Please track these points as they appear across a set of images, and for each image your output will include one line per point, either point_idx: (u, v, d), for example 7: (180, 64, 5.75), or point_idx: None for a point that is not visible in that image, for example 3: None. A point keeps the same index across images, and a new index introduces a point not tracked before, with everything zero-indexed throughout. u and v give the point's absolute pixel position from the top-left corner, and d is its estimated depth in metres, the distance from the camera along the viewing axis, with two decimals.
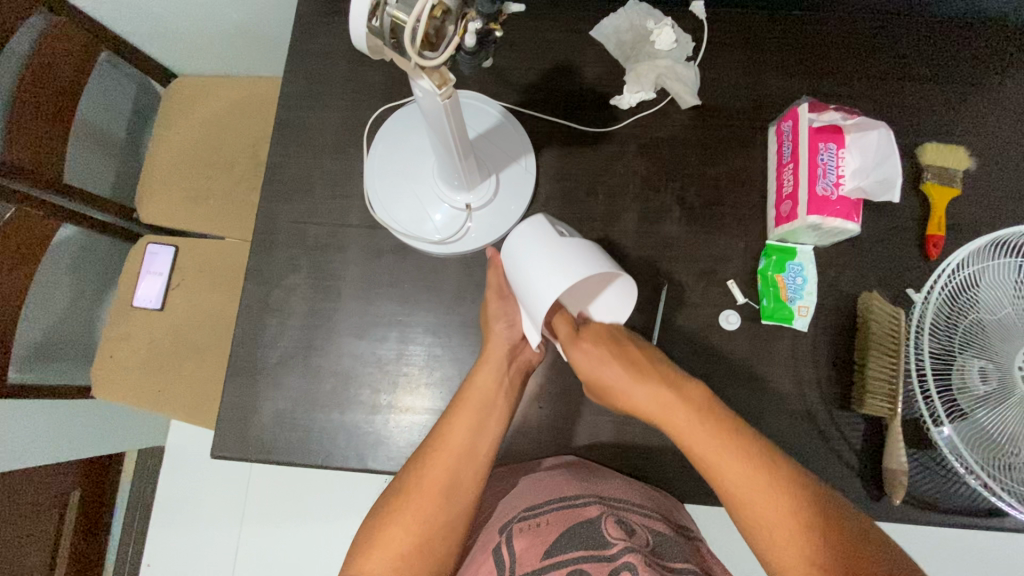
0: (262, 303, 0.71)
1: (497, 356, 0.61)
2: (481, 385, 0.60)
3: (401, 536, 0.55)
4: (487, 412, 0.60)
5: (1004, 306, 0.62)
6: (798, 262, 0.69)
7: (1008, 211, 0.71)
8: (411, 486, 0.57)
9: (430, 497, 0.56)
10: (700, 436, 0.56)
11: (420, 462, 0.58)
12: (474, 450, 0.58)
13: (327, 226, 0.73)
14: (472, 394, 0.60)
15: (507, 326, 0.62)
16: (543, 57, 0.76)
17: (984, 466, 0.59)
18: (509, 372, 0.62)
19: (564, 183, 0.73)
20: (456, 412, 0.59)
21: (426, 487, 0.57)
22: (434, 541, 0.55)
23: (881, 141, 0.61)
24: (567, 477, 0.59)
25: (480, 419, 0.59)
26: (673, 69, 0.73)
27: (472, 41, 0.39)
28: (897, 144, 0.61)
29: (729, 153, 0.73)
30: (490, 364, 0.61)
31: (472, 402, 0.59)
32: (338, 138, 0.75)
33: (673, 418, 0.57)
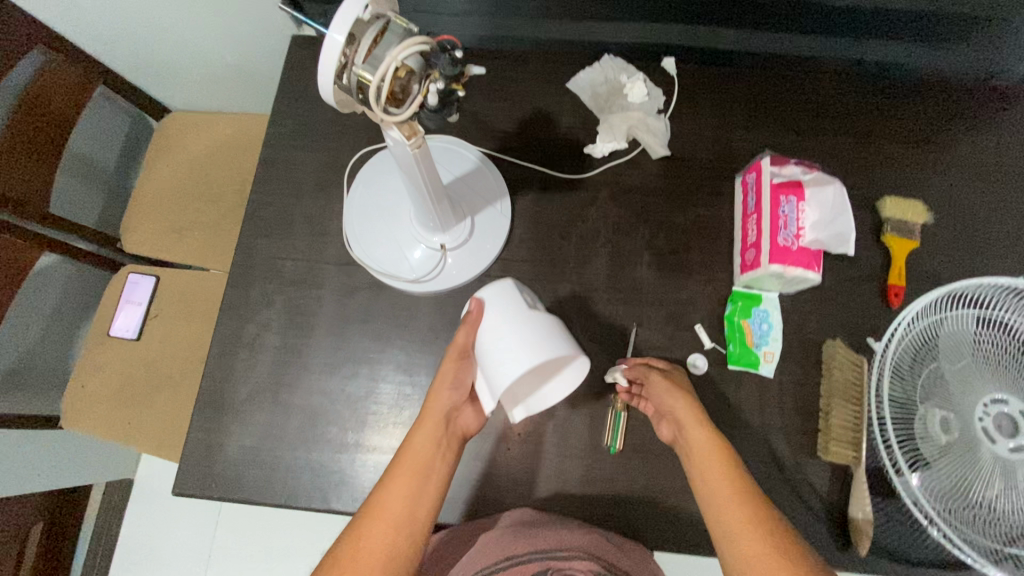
0: (235, 338, 0.71)
1: (436, 420, 0.60)
2: (419, 447, 0.58)
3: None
4: (425, 475, 0.58)
5: (963, 357, 0.65)
6: (764, 308, 0.71)
7: (965, 263, 0.73)
8: (353, 554, 0.53)
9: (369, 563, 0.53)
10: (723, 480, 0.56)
11: (355, 531, 0.54)
12: (415, 515, 0.56)
13: (304, 262, 0.74)
14: (409, 456, 0.58)
15: (456, 388, 0.61)
16: (521, 106, 0.80)
17: (946, 517, 0.60)
18: (446, 432, 0.61)
19: (539, 226, 0.76)
20: (393, 477, 0.57)
21: (364, 560, 0.53)
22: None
23: (836, 197, 0.65)
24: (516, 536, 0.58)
25: (419, 481, 0.57)
26: (645, 120, 0.77)
27: (435, 100, 0.42)
28: (849, 200, 0.65)
29: (698, 202, 0.76)
30: (427, 425, 0.60)
31: (411, 466, 0.57)
32: (320, 177, 0.77)
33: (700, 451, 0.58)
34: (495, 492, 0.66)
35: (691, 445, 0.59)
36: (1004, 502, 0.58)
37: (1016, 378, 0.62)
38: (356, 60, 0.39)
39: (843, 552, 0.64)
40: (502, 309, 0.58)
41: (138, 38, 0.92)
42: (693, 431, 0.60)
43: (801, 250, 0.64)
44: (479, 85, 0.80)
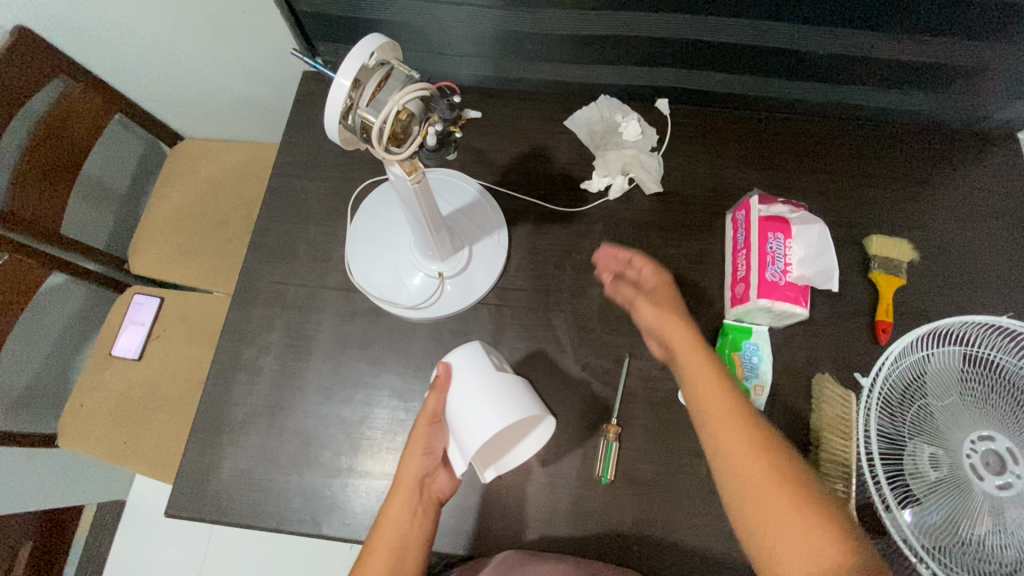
0: (235, 361, 0.73)
1: (406, 492, 0.62)
2: (391, 519, 0.61)
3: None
4: (402, 546, 0.61)
5: (949, 393, 0.66)
6: (754, 341, 0.71)
7: (952, 301, 0.75)
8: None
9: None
10: (719, 404, 0.58)
11: None
12: None
13: (305, 287, 0.76)
14: (383, 531, 0.61)
15: (427, 454, 0.63)
16: (520, 142, 0.84)
17: (937, 554, 0.60)
18: (420, 500, 0.62)
19: (535, 257, 0.78)
20: (374, 547, 0.61)
21: None
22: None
23: (821, 235, 0.67)
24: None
25: (398, 549, 0.60)
26: (638, 158, 0.80)
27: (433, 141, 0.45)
28: (832, 239, 0.67)
29: (690, 236, 0.78)
30: (398, 497, 0.62)
31: (385, 539, 0.60)
32: (324, 206, 0.80)
33: (697, 379, 0.60)
34: (485, 520, 0.66)
35: (684, 365, 0.62)
36: (992, 540, 0.59)
37: (1002, 414, 0.64)
38: (361, 103, 0.42)
39: None
40: (470, 372, 0.60)
41: (156, 70, 0.97)
42: (687, 356, 0.62)
43: (789, 285, 0.66)
44: (481, 122, 0.84)
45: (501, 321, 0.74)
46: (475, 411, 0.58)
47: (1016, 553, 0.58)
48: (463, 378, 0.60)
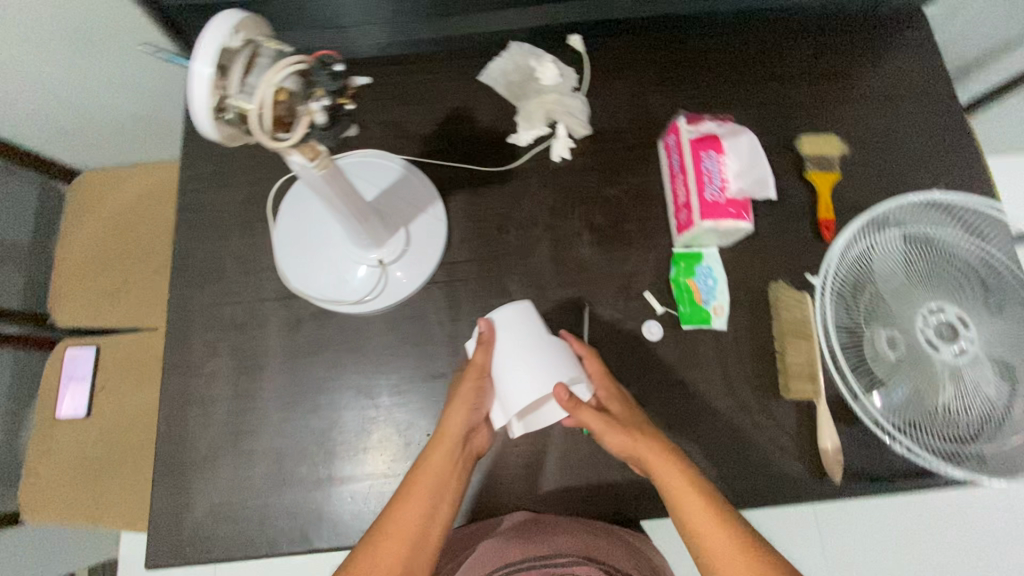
0: (183, 396, 0.69)
1: (453, 439, 0.60)
2: (435, 465, 0.59)
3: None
4: (440, 496, 0.58)
5: (895, 276, 0.69)
6: (706, 265, 0.72)
7: (886, 186, 0.76)
8: (365, 555, 0.54)
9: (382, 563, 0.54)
10: (708, 529, 0.55)
11: (370, 547, 0.55)
12: (427, 537, 0.56)
13: (242, 304, 0.72)
14: (424, 478, 0.58)
15: (474, 409, 0.60)
16: (437, 108, 0.79)
17: (904, 428, 0.65)
18: (462, 453, 0.61)
19: (475, 224, 0.75)
20: (410, 491, 0.57)
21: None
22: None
23: (750, 146, 0.68)
24: (512, 540, 0.61)
25: (432, 498, 0.57)
26: (561, 101, 0.77)
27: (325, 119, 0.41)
28: (761, 149, 0.68)
29: (627, 172, 0.77)
30: (444, 444, 0.59)
31: (425, 484, 0.58)
32: (244, 214, 0.75)
33: (681, 504, 0.56)
34: (476, 495, 0.66)
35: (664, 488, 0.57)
36: (948, 404, 0.64)
37: (940, 288, 0.68)
38: (233, 91, 0.37)
39: (821, 483, 0.66)
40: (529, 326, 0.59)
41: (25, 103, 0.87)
42: (665, 478, 0.57)
43: (729, 202, 0.65)
44: (392, 95, 0.80)
45: (454, 296, 0.72)
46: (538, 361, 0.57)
47: (967, 411, 0.64)
48: (520, 330, 0.59)
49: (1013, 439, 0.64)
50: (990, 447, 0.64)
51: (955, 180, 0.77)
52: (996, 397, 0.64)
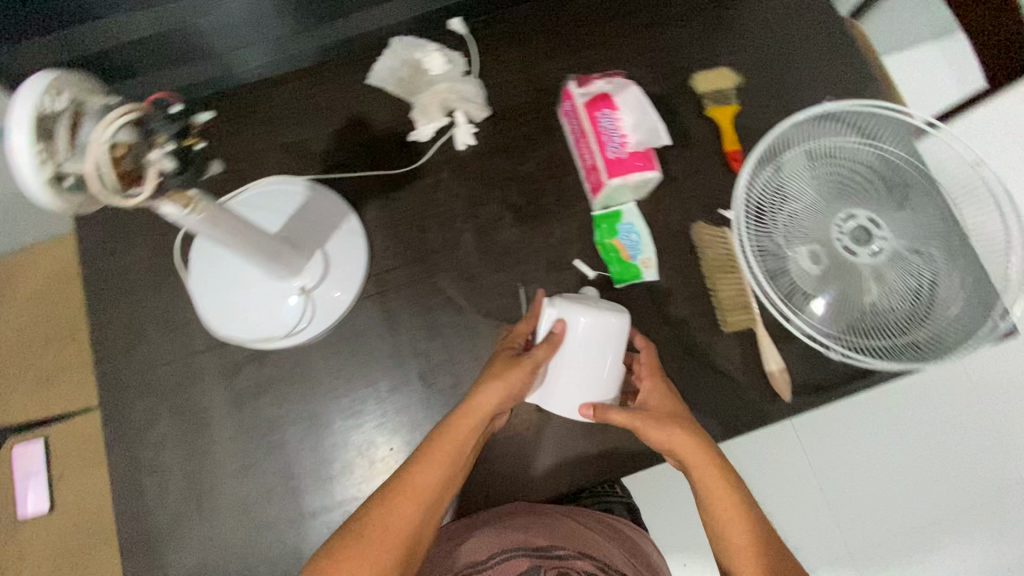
0: (134, 469, 0.67)
1: (480, 412, 0.59)
2: (458, 434, 0.58)
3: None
4: (456, 464, 0.58)
5: (806, 192, 0.70)
6: (627, 222, 0.72)
7: (784, 107, 0.78)
8: (371, 518, 0.53)
9: (389, 530, 0.53)
10: (729, 513, 0.57)
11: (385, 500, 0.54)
12: (438, 500, 0.56)
13: (174, 363, 0.70)
14: (446, 443, 0.57)
15: (508, 396, 0.59)
16: (331, 120, 0.77)
17: (839, 336, 0.67)
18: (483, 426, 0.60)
19: (394, 229, 0.73)
20: (428, 456, 0.57)
21: (389, 536, 0.53)
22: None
23: (637, 97, 0.67)
24: (509, 528, 0.62)
25: (447, 472, 0.57)
26: (455, 89, 0.75)
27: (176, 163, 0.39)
28: (648, 98, 0.67)
29: (535, 146, 0.76)
30: (468, 416, 0.58)
31: (444, 451, 0.57)
32: (155, 271, 0.72)
33: (711, 489, 0.58)
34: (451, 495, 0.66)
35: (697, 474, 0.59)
36: (873, 303, 0.67)
37: (848, 195, 0.70)
38: (64, 156, 0.35)
39: (773, 405, 0.68)
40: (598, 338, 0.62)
41: None
42: (700, 467, 0.58)
43: (632, 156, 0.66)
44: (284, 118, 0.77)
45: (388, 306, 0.71)
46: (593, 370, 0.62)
47: (892, 306, 0.67)
48: (590, 336, 0.61)
49: (936, 324, 0.67)
50: (919, 335, 0.67)
51: (847, 89, 0.79)
52: (915, 287, 0.68)
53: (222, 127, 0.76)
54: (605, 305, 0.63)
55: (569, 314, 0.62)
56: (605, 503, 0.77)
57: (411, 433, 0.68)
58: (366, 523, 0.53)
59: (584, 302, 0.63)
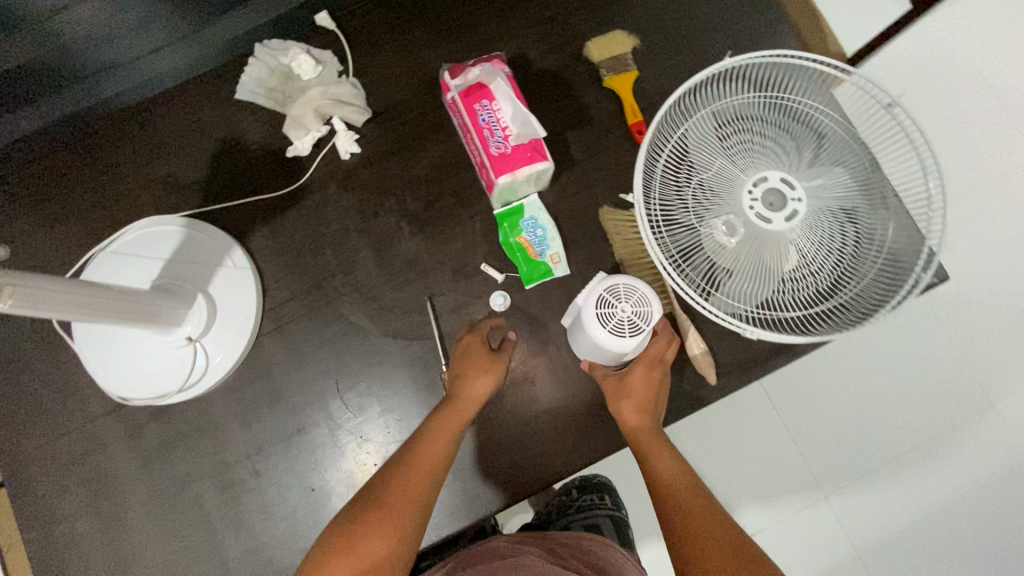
0: (51, 548, 0.64)
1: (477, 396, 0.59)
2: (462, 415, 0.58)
3: (377, 539, 0.47)
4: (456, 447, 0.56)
5: (715, 159, 0.65)
6: (531, 217, 0.67)
7: (688, 66, 0.72)
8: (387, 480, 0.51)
9: (411, 489, 0.51)
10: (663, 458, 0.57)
11: (396, 475, 0.51)
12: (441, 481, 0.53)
13: (73, 433, 0.66)
14: (449, 424, 0.56)
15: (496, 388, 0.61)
16: (201, 145, 0.70)
17: (758, 311, 0.63)
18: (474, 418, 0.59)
19: (286, 256, 0.69)
20: (433, 435, 0.55)
21: (401, 508, 0.49)
22: (389, 558, 0.47)
23: (508, 87, 0.61)
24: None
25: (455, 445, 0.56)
26: (328, 94, 0.69)
27: None
28: (515, 91, 0.61)
29: (426, 145, 0.70)
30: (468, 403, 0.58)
31: (448, 430, 0.56)
32: (38, 337, 0.67)
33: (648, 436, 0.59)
34: None
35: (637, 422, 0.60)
36: (791, 270, 0.63)
37: (761, 155, 0.64)
38: None
39: (700, 389, 0.66)
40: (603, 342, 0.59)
41: None
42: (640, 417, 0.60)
43: (518, 149, 0.60)
44: (146, 149, 0.70)
45: (290, 339, 0.67)
46: (591, 348, 0.61)
47: (811, 270, 0.64)
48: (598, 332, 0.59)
49: (859, 283, 0.64)
50: (842, 297, 0.64)
51: (750, 39, 0.73)
52: (835, 246, 0.64)
53: (82, 169, 0.69)
54: (626, 326, 0.58)
55: (589, 318, 0.59)
56: (591, 519, 0.75)
57: (331, 469, 0.65)
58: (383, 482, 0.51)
59: (608, 312, 0.58)
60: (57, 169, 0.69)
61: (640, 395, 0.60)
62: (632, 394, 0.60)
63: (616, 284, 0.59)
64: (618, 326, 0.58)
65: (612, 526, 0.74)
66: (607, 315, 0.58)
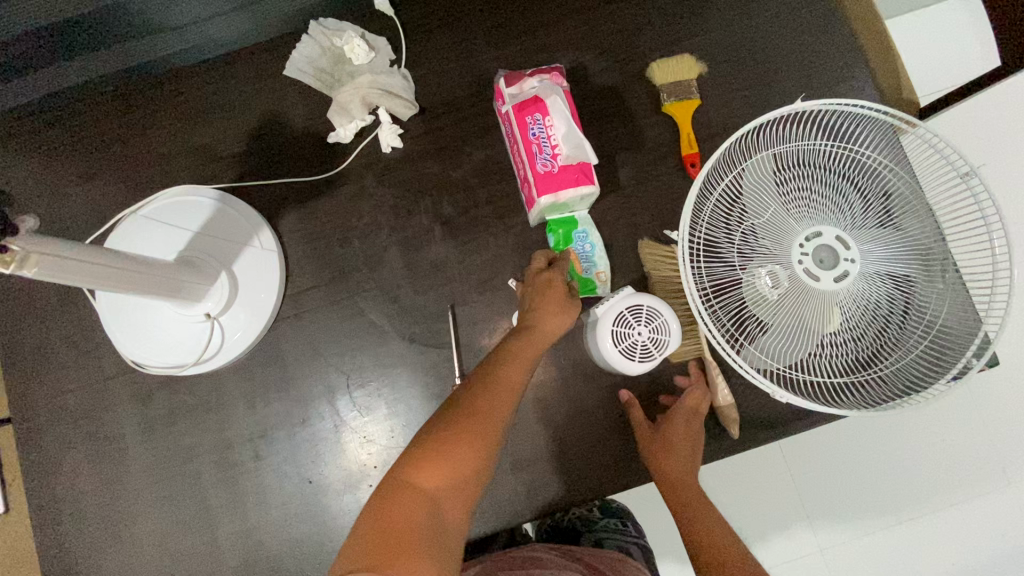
0: (48, 498, 0.65)
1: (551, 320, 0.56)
2: (547, 333, 0.55)
3: (466, 452, 0.45)
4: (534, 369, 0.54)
5: (769, 205, 0.61)
6: (582, 230, 0.65)
7: (753, 102, 0.68)
8: (470, 401, 0.49)
9: (497, 403, 0.49)
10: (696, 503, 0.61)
11: (476, 392, 0.49)
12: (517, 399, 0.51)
13: (84, 389, 0.66)
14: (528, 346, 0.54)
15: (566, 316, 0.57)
16: (244, 118, 0.69)
17: (791, 370, 0.60)
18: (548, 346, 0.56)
19: (314, 243, 0.67)
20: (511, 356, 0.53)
21: (484, 417, 0.47)
22: (478, 470, 0.46)
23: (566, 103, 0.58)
24: (529, 549, 0.62)
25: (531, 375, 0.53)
26: (377, 83, 0.67)
27: None
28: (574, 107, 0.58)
29: (469, 148, 0.68)
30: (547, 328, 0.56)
31: (526, 350, 0.54)
32: (61, 290, 0.67)
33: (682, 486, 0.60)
34: None
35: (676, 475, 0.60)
36: (833, 332, 0.60)
37: (818, 206, 0.61)
38: None
39: (717, 440, 0.63)
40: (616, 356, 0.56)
41: None
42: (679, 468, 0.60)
43: (565, 170, 0.58)
44: (190, 116, 0.69)
45: (307, 328, 0.66)
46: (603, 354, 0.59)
47: (853, 335, 0.60)
48: (613, 347, 0.56)
49: (902, 356, 0.60)
50: (881, 369, 0.60)
51: (824, 81, 0.69)
52: (884, 314, 0.60)
53: (124, 128, 0.69)
54: (638, 350, 0.56)
55: (604, 333, 0.56)
56: (621, 542, 0.75)
57: (332, 465, 0.64)
58: (470, 401, 0.49)
59: (623, 333, 0.56)
60: (100, 123, 0.69)
61: (682, 449, 0.60)
62: (673, 447, 0.60)
63: (641, 304, 0.56)
64: (631, 348, 0.56)
65: (641, 550, 0.76)
66: (623, 336, 0.56)
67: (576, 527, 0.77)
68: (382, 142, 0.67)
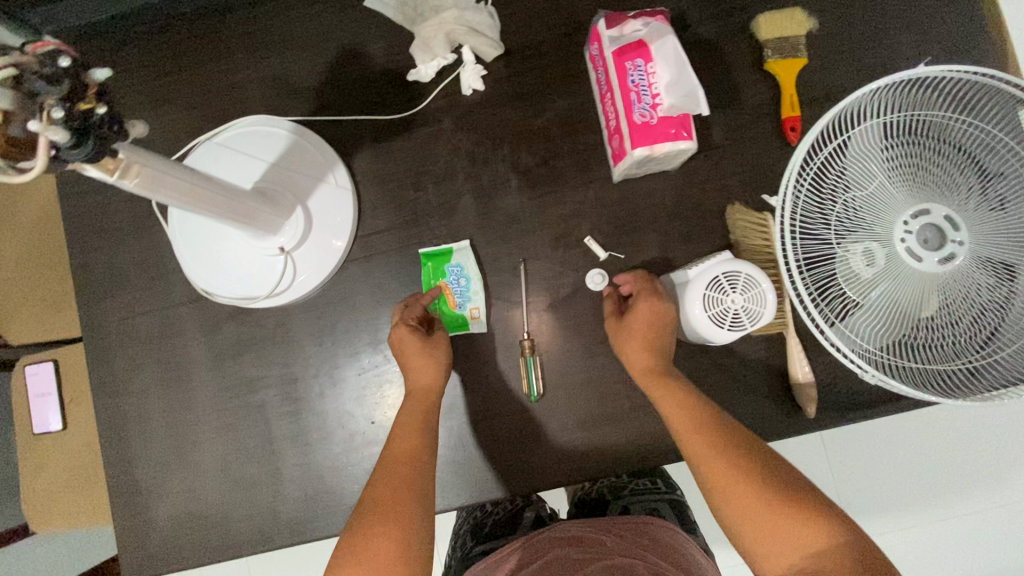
0: (118, 418, 0.66)
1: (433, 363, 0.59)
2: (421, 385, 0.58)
3: (383, 546, 0.47)
4: (427, 422, 0.56)
5: (873, 176, 0.57)
6: (457, 263, 0.64)
7: (862, 65, 0.63)
8: (370, 503, 0.50)
9: (399, 480, 0.51)
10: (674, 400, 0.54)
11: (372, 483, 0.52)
12: (418, 457, 0.54)
13: (155, 314, 0.67)
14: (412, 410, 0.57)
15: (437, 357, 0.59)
16: (321, 50, 0.66)
17: (880, 354, 0.57)
18: (436, 392, 0.58)
19: (387, 184, 0.66)
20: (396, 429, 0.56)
21: (391, 500, 0.50)
22: (407, 550, 0.48)
23: (674, 50, 0.54)
24: (559, 535, 0.59)
25: (427, 429, 0.56)
26: (463, 19, 0.62)
27: (62, 135, 0.30)
28: (684, 54, 0.54)
29: (553, 95, 0.65)
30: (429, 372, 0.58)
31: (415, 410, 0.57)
32: (135, 214, 0.67)
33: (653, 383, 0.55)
34: None
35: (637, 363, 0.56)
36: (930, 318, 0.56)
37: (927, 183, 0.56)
38: None
39: (791, 418, 0.61)
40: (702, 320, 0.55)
41: None
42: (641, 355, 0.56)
43: (664, 122, 0.54)
44: (264, 44, 0.67)
45: (375, 270, 0.65)
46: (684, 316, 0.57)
47: (952, 323, 0.56)
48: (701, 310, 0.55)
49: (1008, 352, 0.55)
50: (973, 361, 0.56)
51: (945, 45, 0.63)
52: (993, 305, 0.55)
53: (197, 53, 0.67)
54: (726, 319, 0.54)
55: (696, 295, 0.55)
56: (650, 503, 0.72)
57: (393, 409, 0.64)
58: (372, 497, 0.51)
59: (714, 298, 0.54)
60: (175, 47, 0.67)
61: (645, 336, 0.56)
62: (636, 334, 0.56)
63: (739, 273, 0.54)
64: (720, 316, 0.54)
65: (671, 504, 0.73)
66: (714, 301, 0.54)
67: (604, 497, 0.75)
68: (464, 83, 0.64)
